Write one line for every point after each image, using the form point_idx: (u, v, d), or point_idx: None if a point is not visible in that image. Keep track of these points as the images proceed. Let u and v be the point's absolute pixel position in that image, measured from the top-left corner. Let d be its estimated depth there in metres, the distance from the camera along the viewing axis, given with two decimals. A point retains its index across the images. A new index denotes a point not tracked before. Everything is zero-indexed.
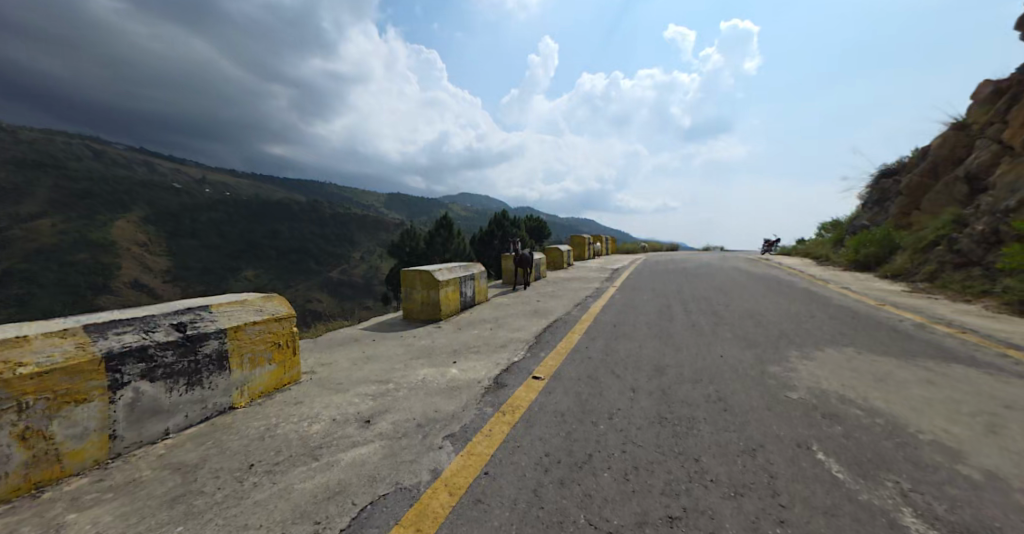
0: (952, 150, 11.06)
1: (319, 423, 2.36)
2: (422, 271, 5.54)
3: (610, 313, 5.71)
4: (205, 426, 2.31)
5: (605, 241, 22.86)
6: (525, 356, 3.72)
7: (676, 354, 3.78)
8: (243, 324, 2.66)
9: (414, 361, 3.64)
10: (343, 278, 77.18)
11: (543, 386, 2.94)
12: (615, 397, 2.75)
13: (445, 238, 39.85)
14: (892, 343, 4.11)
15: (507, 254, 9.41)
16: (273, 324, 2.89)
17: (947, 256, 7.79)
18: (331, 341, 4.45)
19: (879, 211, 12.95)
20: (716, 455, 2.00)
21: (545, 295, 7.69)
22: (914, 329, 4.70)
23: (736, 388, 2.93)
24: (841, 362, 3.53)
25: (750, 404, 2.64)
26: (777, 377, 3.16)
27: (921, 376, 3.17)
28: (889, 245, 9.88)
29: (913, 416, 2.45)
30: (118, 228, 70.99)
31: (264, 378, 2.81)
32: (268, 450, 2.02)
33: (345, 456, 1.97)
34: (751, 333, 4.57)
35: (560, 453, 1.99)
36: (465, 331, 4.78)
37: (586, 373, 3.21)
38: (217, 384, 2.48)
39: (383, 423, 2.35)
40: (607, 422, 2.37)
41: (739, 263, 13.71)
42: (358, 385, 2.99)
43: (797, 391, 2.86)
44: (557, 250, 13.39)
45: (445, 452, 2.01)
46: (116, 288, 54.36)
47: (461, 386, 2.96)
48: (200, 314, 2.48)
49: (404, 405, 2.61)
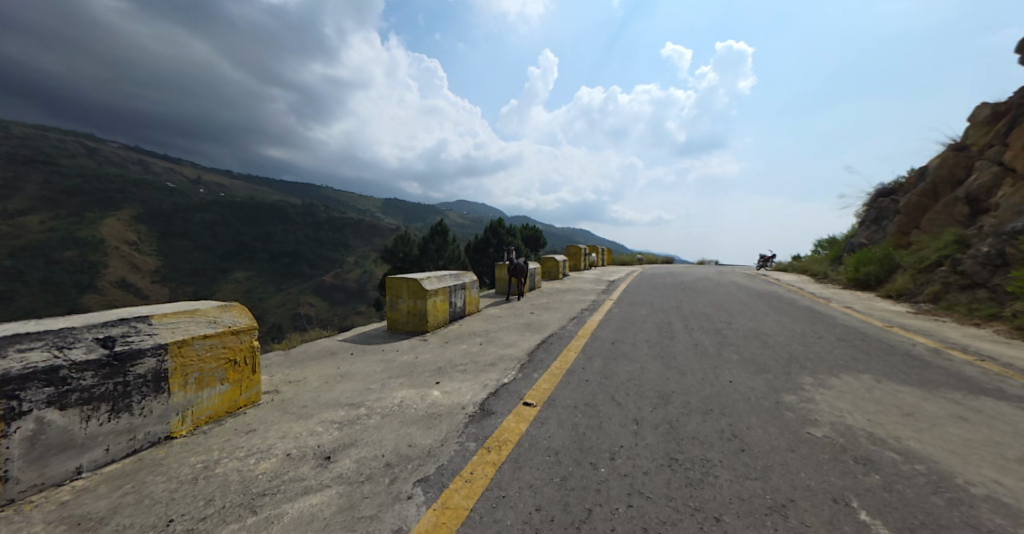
0: (951, 171, 11.00)
1: (270, 459, 2.00)
2: (410, 279, 5.19)
3: (607, 329, 5.40)
4: (130, 462, 1.94)
5: (600, 252, 22.74)
6: (516, 377, 3.37)
7: (681, 378, 3.46)
8: (189, 337, 2.30)
9: (393, 380, 3.28)
10: (335, 282, 76.13)
11: (535, 415, 2.60)
12: (617, 431, 2.41)
13: (439, 245, 39.50)
14: (911, 371, 3.83)
15: (501, 263, 9.11)
16: (228, 338, 2.54)
17: (951, 277, 7.61)
18: (304, 353, 4.07)
19: (876, 230, 12.87)
20: (739, 513, 1.67)
21: (539, 307, 7.37)
22: (929, 354, 4.45)
23: (752, 422, 2.62)
24: (860, 392, 3.25)
25: (770, 443, 2.33)
26: (795, 409, 2.86)
27: (951, 411, 2.88)
28: (889, 265, 9.72)
29: (957, 463, 2.16)
30: (105, 225, 69.48)
31: (213, 401, 2.44)
32: (196, 499, 1.65)
33: (292, 509, 1.61)
34: (759, 356, 4.26)
35: (553, 508, 1.65)
36: (452, 346, 4.43)
37: (583, 400, 2.87)
38: (152, 410, 2.12)
39: (345, 462, 1.98)
40: (609, 463, 2.03)
41: (737, 278, 13.45)
42: (324, 410, 2.63)
43: (820, 428, 2.55)
44: (552, 260, 13.07)
45: (414, 504, 1.65)
46: (101, 286, 53.16)
47: (443, 413, 2.60)
48: (136, 326, 2.13)
49: (374, 437, 2.25)
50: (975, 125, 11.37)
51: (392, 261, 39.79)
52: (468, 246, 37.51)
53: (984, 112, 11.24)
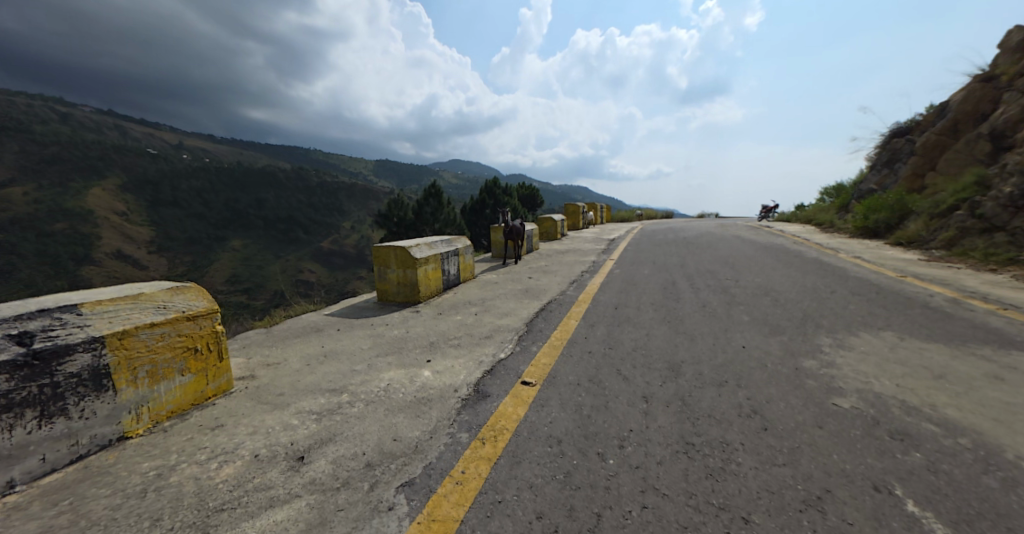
0: (975, 106, 10.26)
1: (234, 462, 1.75)
2: (397, 247, 4.85)
3: (609, 292, 5.13)
4: (74, 471, 1.71)
5: (599, 209, 22.25)
6: (513, 352, 3.12)
7: (690, 345, 3.23)
8: (132, 328, 2.00)
9: (380, 360, 3.02)
10: (332, 248, 75.52)
11: (534, 397, 2.36)
12: (625, 412, 2.17)
13: (434, 207, 38.52)
14: (934, 326, 3.58)
15: (497, 225, 8.73)
16: (183, 325, 2.24)
17: (968, 221, 7.23)
18: (287, 331, 3.81)
19: (888, 174, 12.30)
20: (769, 510, 1.45)
21: (538, 270, 7.08)
22: (949, 306, 4.20)
23: (772, 393, 2.38)
24: (884, 351, 3.01)
25: (794, 419, 2.09)
26: (817, 376, 2.61)
27: (985, 371, 2.64)
28: (900, 212, 9.31)
29: (1004, 434, 1.92)
30: (92, 196, 67.56)
31: (175, 394, 2.20)
32: (140, 520, 1.42)
33: (249, 528, 1.38)
34: (771, 315, 4.01)
35: (557, 514, 1.42)
36: (446, 317, 4.17)
37: (587, 376, 2.63)
38: (95, 411, 1.87)
39: (319, 463, 1.74)
40: (617, 452, 1.81)
41: (742, 231, 13.02)
42: (302, 398, 2.38)
43: (847, 398, 2.30)
44: (550, 219, 12.62)
45: (395, 517, 1.41)
46: (98, 259, 52.83)
47: (433, 398, 2.36)
48: (61, 317, 1.81)
49: (356, 430, 2.01)
50: (1006, 52, 10.43)
51: (388, 225, 39.02)
52: (464, 208, 36.55)
53: (1017, 37, 10.29)
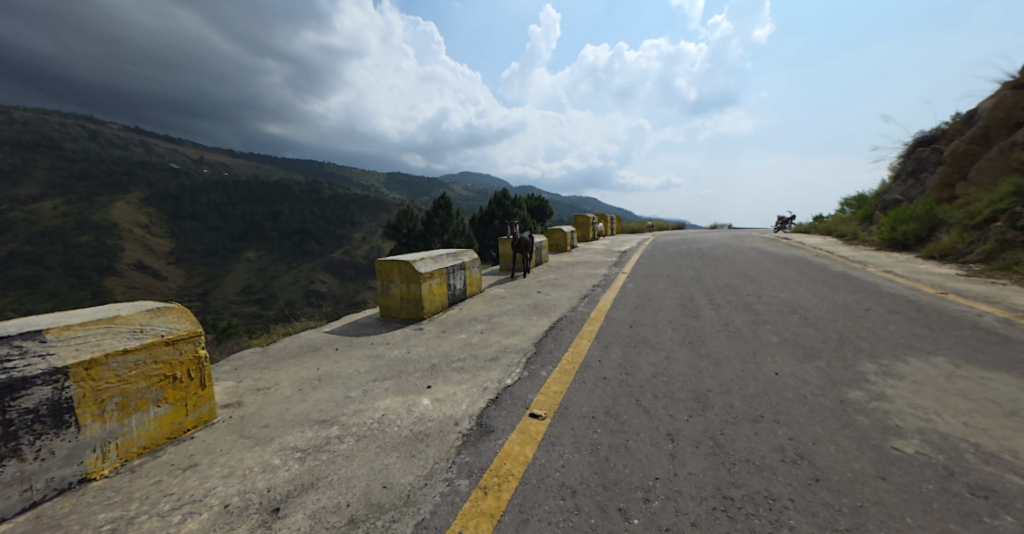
0: (1008, 113, 9.82)
1: (200, 514, 1.52)
2: (402, 261, 4.66)
3: (623, 309, 4.84)
4: (22, 523, 1.50)
5: (608, 220, 21.99)
6: (520, 377, 2.85)
7: (716, 371, 2.93)
8: (102, 355, 1.82)
9: (377, 385, 2.79)
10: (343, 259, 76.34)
11: (544, 433, 2.10)
12: (648, 454, 1.89)
13: (444, 218, 38.67)
14: (991, 350, 3.22)
15: (506, 238, 8.54)
16: (161, 351, 2.06)
17: (1009, 233, 6.77)
18: (283, 351, 3.62)
19: (913, 185, 11.80)
20: None
21: (547, 284, 6.83)
22: (1003, 326, 3.81)
23: (818, 433, 2.08)
24: (939, 381, 2.67)
25: (849, 468, 1.78)
26: (868, 412, 2.29)
27: None
28: (930, 223, 8.83)
29: None
30: (115, 209, 69.71)
31: (148, 428, 2.01)
32: None
33: None
34: (802, 337, 3.68)
35: None
36: (450, 336, 3.94)
37: (602, 409, 2.35)
38: (54, 451, 1.68)
39: (296, 518, 1.51)
40: (643, 510, 1.52)
41: (759, 243, 12.57)
42: (288, 432, 2.15)
43: (909, 441, 1.99)
44: (560, 231, 12.38)
45: None
46: (118, 270, 54.31)
47: (430, 434, 2.11)
48: (21, 346, 1.64)
49: (342, 474, 1.77)
50: None
51: (397, 236, 39.22)
52: (473, 219, 36.54)
53: None
